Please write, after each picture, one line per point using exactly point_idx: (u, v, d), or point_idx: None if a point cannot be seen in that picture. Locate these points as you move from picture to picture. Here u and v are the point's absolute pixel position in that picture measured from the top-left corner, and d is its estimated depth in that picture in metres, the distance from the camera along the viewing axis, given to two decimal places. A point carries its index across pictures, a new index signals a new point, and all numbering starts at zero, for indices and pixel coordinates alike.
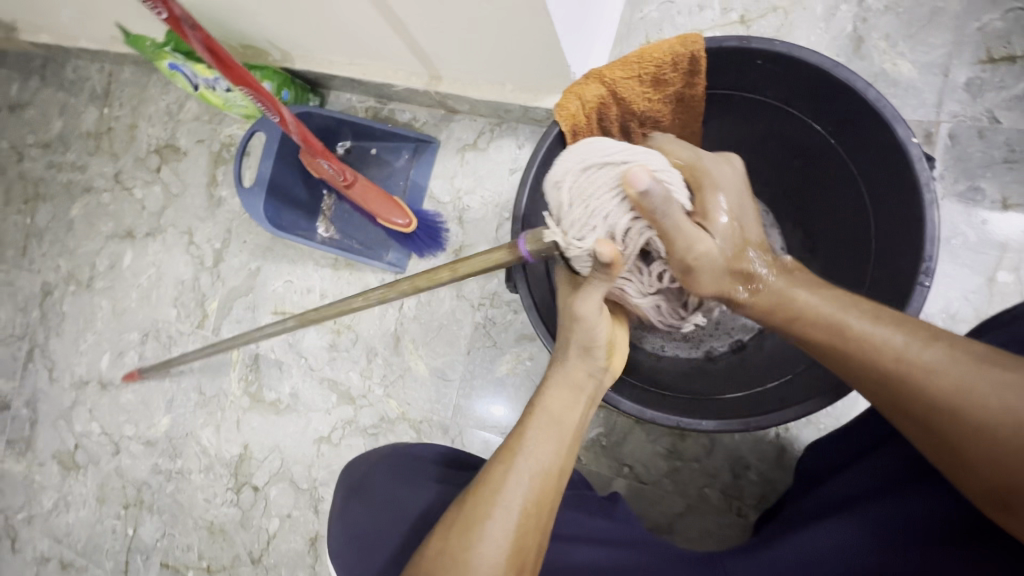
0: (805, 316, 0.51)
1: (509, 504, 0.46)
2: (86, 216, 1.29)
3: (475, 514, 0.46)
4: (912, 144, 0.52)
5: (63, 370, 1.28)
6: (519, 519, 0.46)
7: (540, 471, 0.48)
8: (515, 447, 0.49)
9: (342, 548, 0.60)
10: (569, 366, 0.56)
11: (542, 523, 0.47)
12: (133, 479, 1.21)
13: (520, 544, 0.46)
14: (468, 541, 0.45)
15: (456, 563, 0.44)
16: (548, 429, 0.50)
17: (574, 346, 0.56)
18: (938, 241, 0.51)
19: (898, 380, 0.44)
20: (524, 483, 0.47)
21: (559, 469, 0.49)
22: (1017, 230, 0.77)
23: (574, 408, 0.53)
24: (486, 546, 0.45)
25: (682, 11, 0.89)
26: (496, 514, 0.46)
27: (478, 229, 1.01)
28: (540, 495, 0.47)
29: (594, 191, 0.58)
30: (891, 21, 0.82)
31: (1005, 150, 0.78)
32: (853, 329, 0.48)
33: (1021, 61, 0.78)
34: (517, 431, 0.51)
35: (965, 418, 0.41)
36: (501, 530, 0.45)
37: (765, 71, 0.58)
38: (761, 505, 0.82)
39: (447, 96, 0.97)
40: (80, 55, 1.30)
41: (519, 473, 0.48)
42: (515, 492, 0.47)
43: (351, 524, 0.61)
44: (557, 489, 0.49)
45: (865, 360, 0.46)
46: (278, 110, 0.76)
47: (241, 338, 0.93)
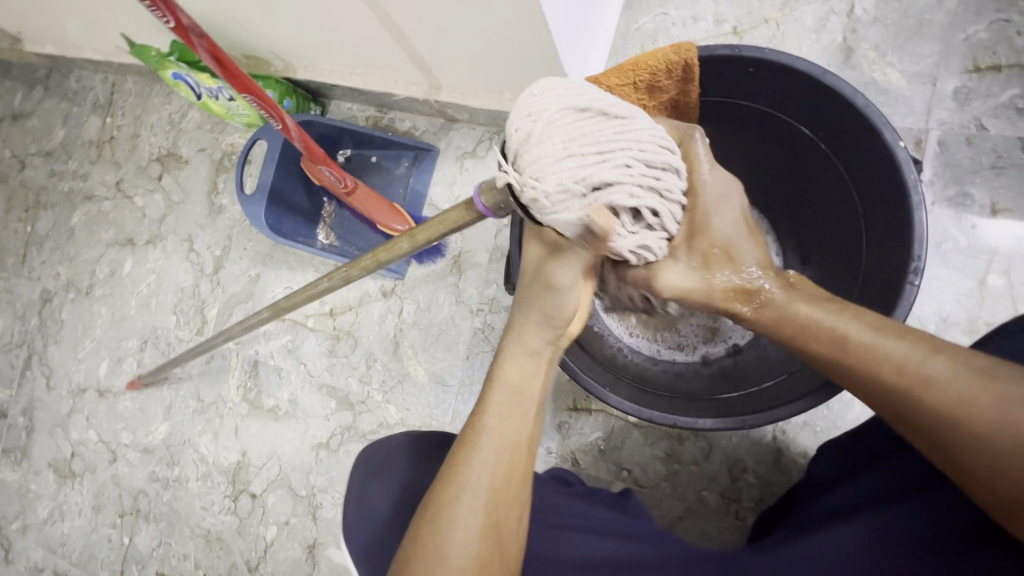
0: (807, 330, 0.51)
1: (476, 484, 0.47)
2: (87, 224, 1.30)
3: (445, 497, 0.47)
4: (900, 148, 0.53)
5: (61, 378, 1.28)
6: (488, 495, 0.47)
7: (504, 445, 0.49)
8: (478, 426, 0.50)
9: (357, 524, 0.63)
10: (523, 335, 0.56)
11: (513, 496, 0.49)
12: (129, 487, 1.20)
13: (492, 523, 0.47)
14: (440, 524, 0.46)
15: (433, 547, 0.45)
16: (508, 404, 0.52)
17: (533, 314, 0.57)
18: (926, 242, 0.52)
19: (903, 395, 0.44)
20: (488, 459, 0.49)
21: (524, 439, 0.51)
22: (1006, 235, 0.79)
23: (533, 375, 0.54)
24: (458, 528, 0.46)
25: (676, 22, 0.91)
26: (465, 497, 0.47)
27: (477, 235, 1.04)
28: (507, 467, 0.49)
29: (564, 126, 0.50)
30: (879, 32, 0.84)
31: (993, 156, 0.80)
32: (855, 342, 0.48)
33: (1006, 71, 0.80)
34: (479, 410, 0.52)
35: (971, 431, 0.41)
36: (471, 512, 0.46)
37: (756, 79, 0.60)
38: (759, 507, 0.82)
39: (447, 104, 0.98)
40: (83, 66, 1.32)
41: (482, 450, 0.49)
42: (481, 471, 0.48)
43: (364, 502, 0.63)
44: (524, 461, 0.50)
45: (868, 372, 0.46)
46: (281, 117, 0.77)
47: (227, 333, 0.90)
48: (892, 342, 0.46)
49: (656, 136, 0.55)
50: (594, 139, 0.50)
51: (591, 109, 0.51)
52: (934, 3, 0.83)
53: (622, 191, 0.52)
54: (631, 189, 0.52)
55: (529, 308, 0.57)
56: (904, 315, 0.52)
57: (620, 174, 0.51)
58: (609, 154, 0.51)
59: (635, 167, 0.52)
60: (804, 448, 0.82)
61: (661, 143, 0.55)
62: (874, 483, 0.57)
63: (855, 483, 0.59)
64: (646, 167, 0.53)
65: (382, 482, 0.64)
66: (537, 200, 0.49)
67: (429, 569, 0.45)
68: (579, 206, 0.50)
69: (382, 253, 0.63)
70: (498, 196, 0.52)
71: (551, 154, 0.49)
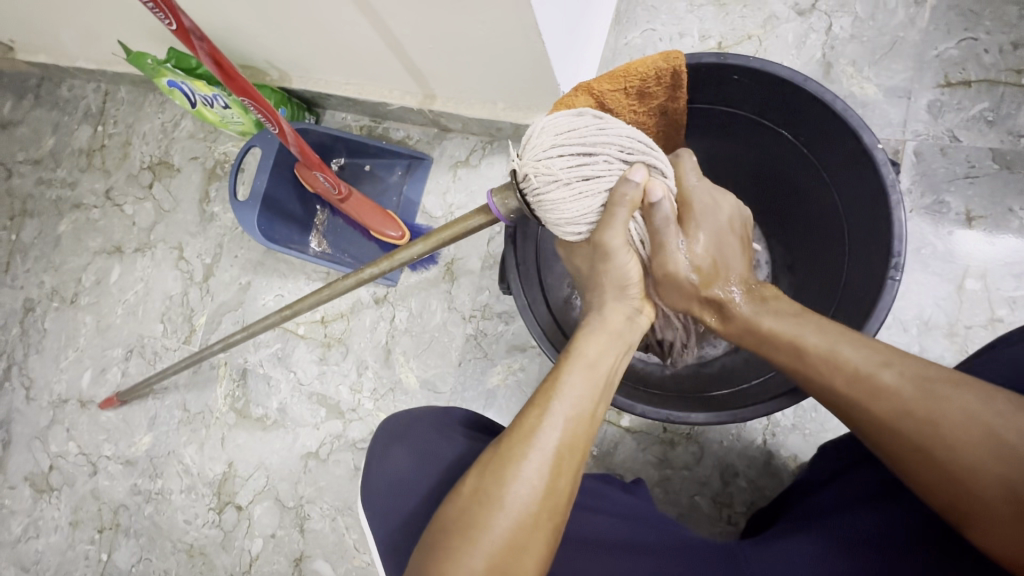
0: (806, 355, 0.51)
1: (544, 447, 0.48)
2: (74, 232, 1.29)
3: (513, 453, 0.48)
4: (877, 150, 0.55)
5: (41, 389, 1.25)
6: (552, 463, 0.48)
7: (575, 414, 0.50)
8: (551, 392, 0.51)
9: (384, 491, 0.65)
10: (610, 313, 0.58)
11: (574, 466, 0.49)
12: (110, 501, 1.17)
13: (552, 487, 0.47)
14: (502, 479, 0.47)
15: (492, 498, 0.47)
16: (585, 376, 0.52)
17: (609, 287, 0.59)
18: (905, 238, 0.54)
19: (883, 417, 0.46)
20: (558, 426, 0.49)
21: (593, 413, 0.51)
22: (981, 242, 0.82)
23: (608, 352, 0.55)
24: (521, 485, 0.47)
25: (663, 38, 0.94)
26: (532, 457, 0.48)
27: (470, 242, 1.04)
28: (574, 439, 0.49)
29: (554, 132, 0.57)
30: (856, 48, 0.88)
31: (966, 166, 0.83)
32: (872, 379, 0.47)
33: (976, 86, 0.84)
34: (554, 375, 0.52)
35: (946, 451, 0.43)
36: (535, 473, 0.47)
37: (740, 85, 0.63)
38: (750, 511, 0.83)
39: (441, 114, 1.00)
40: (76, 75, 1.32)
41: (554, 415, 0.49)
42: (549, 437, 0.48)
43: (388, 470, 0.66)
44: (590, 434, 0.51)
45: (874, 410, 0.46)
46: (279, 123, 0.78)
47: (225, 347, 0.89)
48: (884, 369, 0.47)
49: (645, 141, 0.60)
50: (584, 140, 0.58)
51: (588, 118, 0.59)
52: (907, 22, 0.87)
53: (605, 183, 0.58)
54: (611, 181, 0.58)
55: (603, 288, 0.59)
56: (887, 309, 0.54)
57: (605, 169, 0.58)
58: (595, 153, 0.58)
59: (618, 165, 0.58)
60: (794, 451, 0.82)
61: (651, 146, 0.61)
62: (865, 480, 0.59)
63: (848, 479, 0.61)
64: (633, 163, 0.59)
65: (407, 448, 0.66)
66: (531, 179, 0.57)
67: (488, 515, 0.46)
68: (563, 192, 0.57)
69: (396, 255, 0.63)
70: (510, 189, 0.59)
71: (544, 151, 0.57)
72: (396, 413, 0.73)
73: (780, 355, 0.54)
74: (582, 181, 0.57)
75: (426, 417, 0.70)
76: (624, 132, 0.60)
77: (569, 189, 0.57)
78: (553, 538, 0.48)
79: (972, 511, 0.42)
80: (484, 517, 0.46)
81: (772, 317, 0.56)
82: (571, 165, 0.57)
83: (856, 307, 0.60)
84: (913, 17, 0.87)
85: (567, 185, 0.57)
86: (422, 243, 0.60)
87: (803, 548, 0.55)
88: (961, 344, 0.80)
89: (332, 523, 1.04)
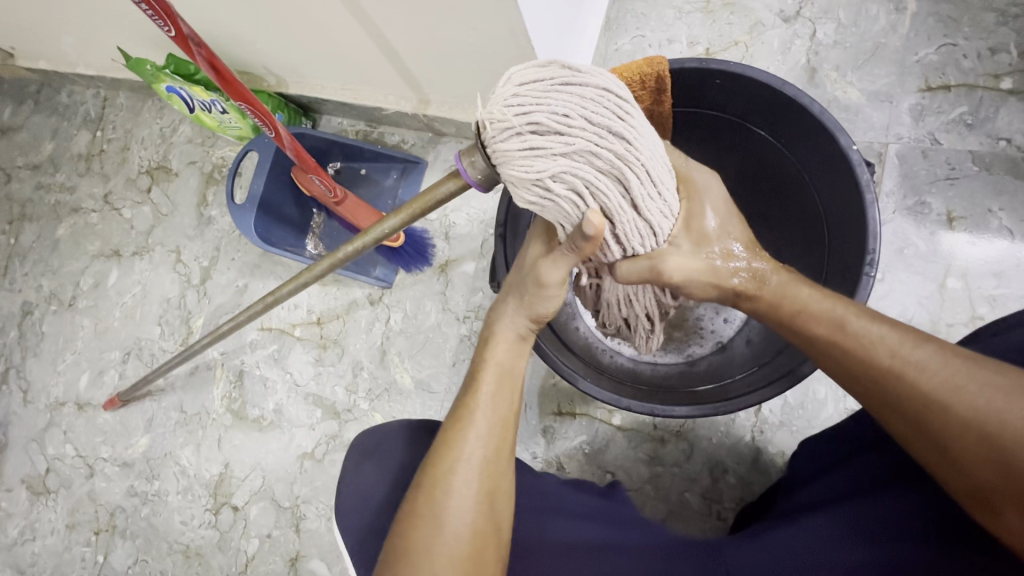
0: (849, 329, 0.50)
1: (470, 458, 0.52)
2: (73, 236, 1.30)
3: (442, 470, 0.51)
4: (852, 152, 0.57)
5: (38, 392, 1.26)
6: (481, 470, 0.52)
7: (494, 419, 0.54)
8: (469, 405, 0.55)
9: (351, 503, 0.67)
10: (512, 320, 0.60)
11: (502, 467, 0.54)
12: (106, 503, 1.17)
13: (483, 494, 0.51)
14: (435, 496, 0.50)
15: (432, 515, 0.50)
16: (497, 382, 0.56)
17: (518, 300, 0.60)
18: (878, 236, 0.56)
19: (914, 395, 0.45)
20: (479, 435, 0.53)
21: (510, 414, 0.56)
22: (961, 242, 0.84)
23: (519, 356, 0.60)
24: (457, 498, 0.50)
25: (652, 44, 0.96)
26: (459, 469, 0.51)
27: (464, 244, 1.06)
28: (496, 443, 0.54)
29: (518, 79, 0.51)
30: (839, 54, 0.90)
31: (947, 168, 0.85)
32: (917, 357, 0.46)
33: (955, 90, 0.86)
34: (471, 386, 0.56)
35: (979, 436, 0.42)
36: (466, 484, 0.51)
37: (723, 89, 0.64)
38: (739, 507, 0.84)
39: (435, 118, 1.02)
40: (75, 81, 1.34)
41: (474, 427, 0.53)
42: (473, 447, 0.53)
43: (359, 485, 0.67)
44: (509, 435, 0.55)
45: (923, 385, 0.45)
46: (274, 126, 0.79)
47: (213, 338, 0.89)
48: (926, 350, 0.46)
49: (616, 98, 0.53)
50: (544, 93, 0.51)
51: (556, 68, 0.52)
52: (888, 29, 0.89)
53: (563, 142, 0.51)
54: (569, 142, 0.51)
55: (512, 295, 0.61)
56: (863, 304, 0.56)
57: (564, 127, 0.51)
58: (557, 107, 0.51)
59: (580, 124, 0.51)
60: (781, 448, 0.84)
61: (619, 103, 0.53)
62: (856, 473, 0.59)
63: (841, 471, 0.61)
64: (598, 123, 0.52)
65: (376, 464, 0.68)
66: (485, 128, 0.51)
67: (428, 534, 0.49)
68: (514, 146, 0.51)
69: (367, 236, 0.64)
70: (473, 150, 0.54)
71: (502, 99, 0.51)
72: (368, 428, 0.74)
73: (815, 331, 0.53)
74: (536, 136, 0.51)
75: (392, 431, 0.70)
76: (595, 89, 0.52)
77: (521, 142, 0.51)
78: (499, 537, 0.52)
79: (1006, 499, 0.41)
80: (423, 534, 0.49)
81: (806, 292, 0.55)
82: (529, 117, 0.50)
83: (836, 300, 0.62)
84: (894, 23, 0.89)
85: (520, 139, 0.51)
86: (397, 217, 0.60)
87: (779, 544, 0.56)
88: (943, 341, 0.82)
89: (328, 523, 1.04)
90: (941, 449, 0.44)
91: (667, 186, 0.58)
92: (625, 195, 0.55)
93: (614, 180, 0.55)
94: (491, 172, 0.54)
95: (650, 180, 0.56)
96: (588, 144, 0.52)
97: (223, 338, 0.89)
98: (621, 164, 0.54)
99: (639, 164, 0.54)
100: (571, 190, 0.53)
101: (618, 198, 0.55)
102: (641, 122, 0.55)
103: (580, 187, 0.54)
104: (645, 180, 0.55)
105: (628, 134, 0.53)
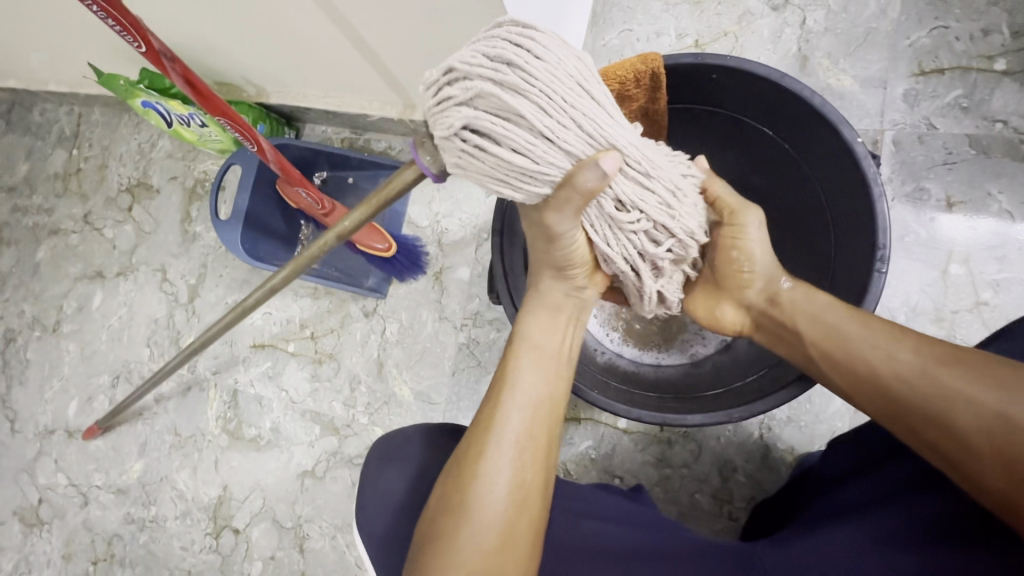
0: (865, 340, 0.52)
1: (504, 437, 0.50)
2: (53, 259, 1.26)
3: (475, 453, 0.50)
4: (857, 144, 0.56)
5: (26, 420, 1.22)
6: (516, 452, 0.50)
7: (528, 401, 0.53)
8: (503, 384, 0.54)
9: (375, 511, 0.64)
10: (544, 292, 0.60)
11: (540, 454, 0.51)
12: (103, 532, 1.14)
13: (519, 479, 0.49)
14: (468, 479, 0.49)
15: (463, 502, 0.48)
16: (533, 363, 0.55)
17: (550, 269, 0.59)
18: (888, 230, 0.55)
19: (946, 399, 0.45)
20: (516, 413, 0.52)
21: (548, 395, 0.54)
22: (962, 227, 0.83)
23: (552, 332, 0.58)
24: (489, 482, 0.49)
25: (641, 37, 0.94)
26: (496, 452, 0.50)
27: (458, 250, 1.04)
28: (532, 423, 0.52)
29: None
30: (830, 41, 0.89)
31: (944, 153, 0.84)
32: (924, 363, 0.47)
33: (949, 73, 0.85)
34: (504, 367, 0.56)
35: (1015, 437, 0.41)
36: (498, 466, 0.49)
37: (719, 84, 0.63)
38: (750, 506, 0.83)
39: (422, 123, 0.99)
40: (48, 98, 1.30)
41: (508, 405, 0.52)
42: (508, 427, 0.51)
43: (382, 491, 0.65)
44: (549, 421, 0.53)
45: (940, 384, 0.46)
46: (257, 139, 0.76)
47: (182, 357, 0.84)
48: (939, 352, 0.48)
49: (521, 23, 0.47)
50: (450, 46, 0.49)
51: None
52: (879, 13, 0.88)
53: (460, 89, 0.47)
54: (466, 89, 0.47)
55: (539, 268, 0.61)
56: (875, 299, 0.55)
57: (461, 72, 0.47)
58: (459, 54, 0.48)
59: (475, 63, 0.47)
60: (790, 444, 0.83)
61: (522, 31, 0.47)
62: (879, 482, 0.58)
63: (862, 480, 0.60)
64: (495, 59, 0.47)
65: (400, 469, 0.65)
66: None
67: (459, 523, 0.47)
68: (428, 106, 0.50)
69: (303, 253, 0.65)
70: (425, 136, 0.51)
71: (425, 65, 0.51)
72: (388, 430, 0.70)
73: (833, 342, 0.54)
74: (441, 90, 0.48)
75: (414, 434, 0.67)
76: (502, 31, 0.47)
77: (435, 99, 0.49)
78: (530, 534, 0.49)
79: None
80: (456, 521, 0.48)
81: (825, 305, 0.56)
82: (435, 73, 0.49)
83: (845, 296, 0.61)
84: (884, 7, 0.88)
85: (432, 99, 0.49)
86: (359, 211, 0.58)
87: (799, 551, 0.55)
88: (948, 328, 0.81)
89: (332, 542, 1.02)
90: (965, 448, 0.43)
91: (587, 111, 0.48)
92: (531, 129, 0.47)
93: (516, 115, 0.47)
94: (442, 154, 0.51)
95: (561, 108, 0.47)
96: (483, 84, 0.46)
97: (190, 359, 0.86)
98: (520, 96, 0.46)
99: (545, 98, 0.47)
100: (475, 143, 0.48)
101: (526, 135, 0.47)
102: (552, 57, 0.47)
103: (486, 137, 0.48)
104: (551, 111, 0.47)
105: (528, 69, 0.46)
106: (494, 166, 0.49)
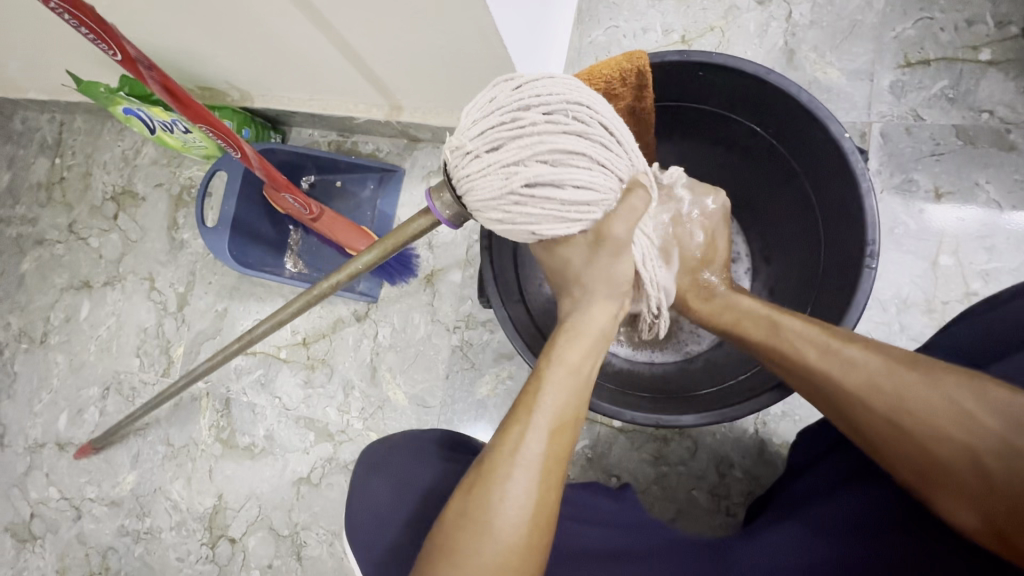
0: (783, 340, 0.56)
1: (529, 461, 0.48)
2: (38, 270, 1.24)
3: (499, 474, 0.48)
4: (845, 139, 0.56)
5: (15, 434, 1.20)
6: (539, 476, 0.48)
7: (557, 424, 0.50)
8: (533, 404, 0.51)
9: (363, 523, 0.63)
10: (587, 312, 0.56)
11: (559, 477, 0.50)
12: (97, 545, 1.13)
13: (539, 501, 0.48)
14: (489, 498, 0.47)
15: (480, 519, 0.47)
16: (565, 385, 0.52)
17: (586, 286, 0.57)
18: (877, 226, 0.55)
19: (844, 400, 0.50)
20: (542, 438, 0.49)
21: (574, 416, 0.52)
22: (951, 217, 0.83)
23: (589, 356, 0.54)
24: (510, 504, 0.47)
25: (627, 34, 0.94)
26: (517, 473, 0.48)
27: (449, 251, 1.03)
28: (559, 449, 0.50)
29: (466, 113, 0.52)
30: (816, 34, 0.89)
31: (931, 144, 0.84)
32: (829, 366, 0.51)
33: (935, 64, 0.85)
34: (535, 385, 0.52)
35: (903, 432, 0.46)
36: (522, 488, 0.48)
37: (705, 81, 0.62)
38: (748, 501, 0.83)
39: (410, 125, 0.98)
40: (28, 107, 1.27)
41: (538, 427, 0.50)
42: (534, 452, 0.49)
43: (369, 502, 0.64)
44: (572, 443, 0.51)
45: (847, 381, 0.50)
46: (239, 145, 0.75)
47: (188, 380, 0.81)
48: (846, 351, 0.51)
49: (559, 80, 0.52)
50: (489, 109, 0.51)
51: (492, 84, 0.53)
52: (864, 6, 0.88)
53: (518, 145, 0.50)
54: (525, 144, 0.50)
55: (571, 280, 0.57)
56: (866, 296, 0.55)
57: (514, 129, 0.50)
58: (505, 115, 0.50)
59: (530, 118, 0.50)
60: (784, 438, 0.83)
61: (563, 85, 0.52)
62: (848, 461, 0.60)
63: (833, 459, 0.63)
64: (547, 111, 0.51)
65: (386, 479, 0.65)
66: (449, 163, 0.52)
67: (476, 541, 0.46)
68: (472, 165, 0.51)
69: (316, 288, 0.62)
70: (446, 187, 0.54)
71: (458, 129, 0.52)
72: (376, 441, 0.71)
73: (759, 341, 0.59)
74: (492, 151, 0.50)
75: (401, 443, 0.68)
76: (542, 88, 0.52)
77: (479, 163, 0.50)
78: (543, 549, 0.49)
79: (937, 489, 0.45)
80: (471, 539, 0.47)
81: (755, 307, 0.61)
82: (480, 134, 0.51)
83: (835, 292, 0.61)
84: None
85: (478, 157, 0.51)
86: (373, 252, 0.57)
87: (785, 540, 0.57)
88: (939, 319, 0.81)
89: (330, 548, 1.01)
90: (868, 441, 0.49)
91: (628, 144, 0.56)
92: (592, 165, 0.52)
93: (578, 156, 0.51)
94: (460, 208, 0.54)
95: (614, 142, 0.54)
96: (543, 136, 0.50)
97: (199, 379, 0.82)
98: (580, 140, 0.52)
99: (597, 139, 0.53)
100: (540, 190, 0.51)
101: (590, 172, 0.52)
102: (596, 105, 0.53)
103: (544, 184, 0.51)
104: (606, 147, 0.53)
105: (581, 118, 0.52)
106: (557, 208, 0.52)
